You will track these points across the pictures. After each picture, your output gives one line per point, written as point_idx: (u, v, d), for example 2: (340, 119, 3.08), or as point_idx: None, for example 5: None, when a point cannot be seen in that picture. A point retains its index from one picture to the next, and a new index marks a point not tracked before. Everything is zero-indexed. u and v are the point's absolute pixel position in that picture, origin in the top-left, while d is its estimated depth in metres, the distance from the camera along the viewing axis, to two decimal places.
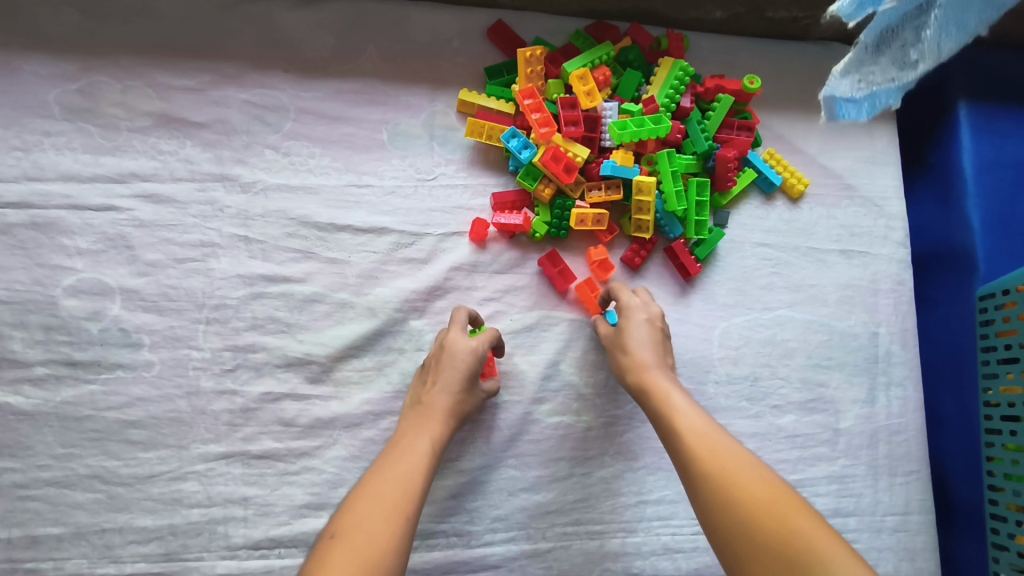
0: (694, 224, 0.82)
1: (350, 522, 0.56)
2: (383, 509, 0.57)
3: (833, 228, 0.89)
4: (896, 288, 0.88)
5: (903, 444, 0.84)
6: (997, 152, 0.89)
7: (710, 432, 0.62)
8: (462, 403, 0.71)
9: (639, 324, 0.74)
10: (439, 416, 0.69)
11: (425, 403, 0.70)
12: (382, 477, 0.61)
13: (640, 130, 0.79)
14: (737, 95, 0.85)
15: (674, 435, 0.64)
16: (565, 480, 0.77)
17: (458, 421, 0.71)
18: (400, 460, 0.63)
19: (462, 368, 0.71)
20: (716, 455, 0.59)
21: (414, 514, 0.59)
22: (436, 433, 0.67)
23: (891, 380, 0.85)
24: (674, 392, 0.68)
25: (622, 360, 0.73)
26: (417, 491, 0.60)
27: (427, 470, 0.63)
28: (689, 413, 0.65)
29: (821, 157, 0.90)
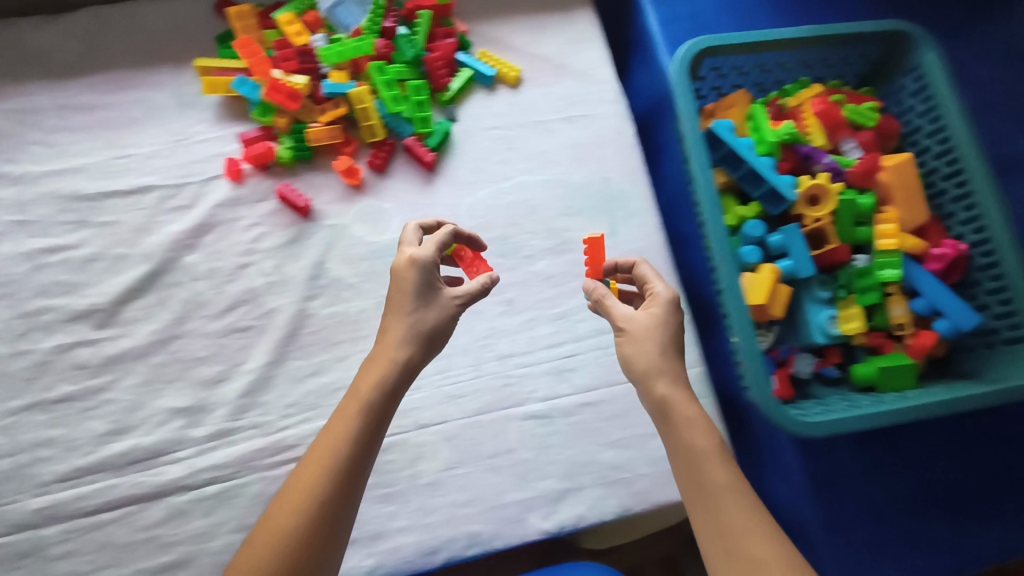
0: (419, 120, 0.93)
1: (280, 524, 0.58)
2: (297, 505, 0.59)
3: (553, 100, 1.00)
4: (619, 137, 0.99)
5: (648, 262, 0.94)
6: (675, 9, 1.02)
7: (732, 497, 0.59)
8: (418, 325, 0.68)
9: (662, 323, 0.68)
10: (392, 345, 0.66)
11: (385, 332, 0.68)
12: (312, 463, 0.61)
13: (343, 50, 0.91)
14: (435, 11, 0.98)
15: (705, 475, 0.60)
16: (345, 360, 0.86)
17: (422, 347, 0.68)
18: (337, 442, 0.62)
19: (408, 291, 0.68)
20: (742, 529, 0.57)
21: (341, 512, 0.60)
22: (386, 370, 0.66)
23: (627, 213, 0.96)
24: (704, 431, 0.62)
25: (645, 361, 0.65)
26: (349, 483, 0.61)
27: (365, 446, 0.62)
28: (718, 462, 0.60)
29: (529, 46, 1.02)
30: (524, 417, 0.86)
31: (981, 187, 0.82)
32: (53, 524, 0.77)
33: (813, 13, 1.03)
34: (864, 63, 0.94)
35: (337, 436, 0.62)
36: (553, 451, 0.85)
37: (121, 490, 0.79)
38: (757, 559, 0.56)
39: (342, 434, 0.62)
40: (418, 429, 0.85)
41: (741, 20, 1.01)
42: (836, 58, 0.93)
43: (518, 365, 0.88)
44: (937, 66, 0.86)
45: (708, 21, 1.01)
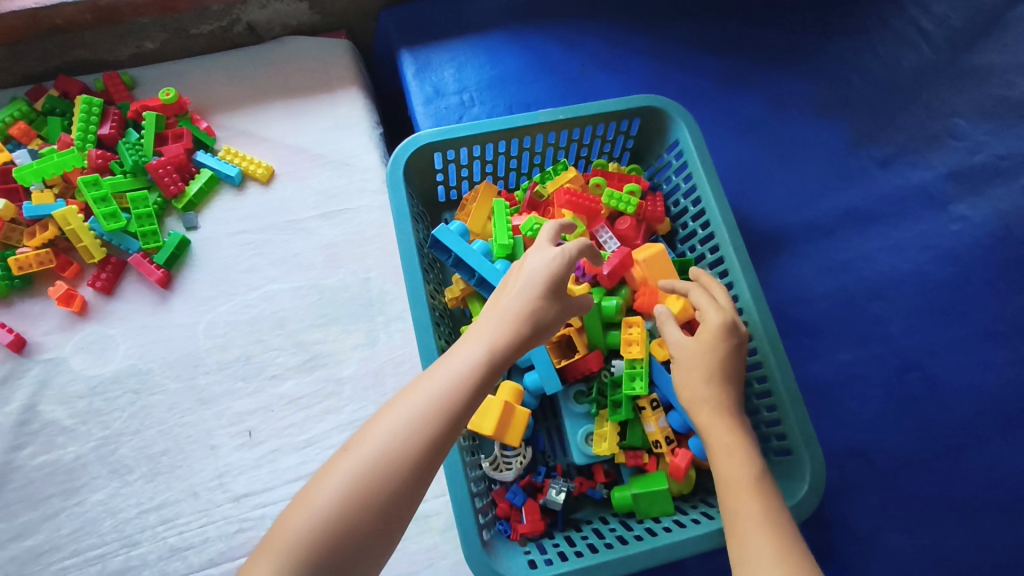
0: (145, 235, 0.86)
1: (315, 490, 0.44)
2: (353, 475, 0.44)
3: (309, 196, 0.92)
4: (381, 232, 0.91)
5: (410, 372, 0.84)
6: (438, 84, 0.95)
7: (768, 528, 0.52)
8: (544, 298, 0.56)
9: (711, 351, 0.64)
10: (508, 309, 0.55)
11: (498, 300, 0.56)
12: (380, 423, 0.47)
13: (44, 166, 0.84)
14: (167, 110, 0.91)
15: (729, 505, 0.56)
16: (54, 518, 0.77)
17: (542, 317, 0.55)
18: (406, 399, 0.48)
19: (545, 268, 0.57)
20: (764, 562, 0.50)
21: (395, 512, 0.44)
22: (503, 330, 0.53)
23: (389, 317, 0.87)
24: (745, 458, 0.58)
25: (696, 388, 0.63)
26: (422, 460, 0.45)
27: (454, 416, 0.48)
28: (758, 488, 0.56)
29: (285, 139, 0.95)
30: None
31: (738, 280, 0.73)
32: None
33: (590, 81, 0.96)
34: (627, 138, 0.86)
35: (435, 388, 0.48)
36: None
37: None
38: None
39: (433, 397, 0.48)
40: None
41: (509, 95, 0.95)
42: (594, 137, 0.84)
43: (256, 507, 0.78)
44: (692, 144, 0.78)
45: (474, 97, 0.95)
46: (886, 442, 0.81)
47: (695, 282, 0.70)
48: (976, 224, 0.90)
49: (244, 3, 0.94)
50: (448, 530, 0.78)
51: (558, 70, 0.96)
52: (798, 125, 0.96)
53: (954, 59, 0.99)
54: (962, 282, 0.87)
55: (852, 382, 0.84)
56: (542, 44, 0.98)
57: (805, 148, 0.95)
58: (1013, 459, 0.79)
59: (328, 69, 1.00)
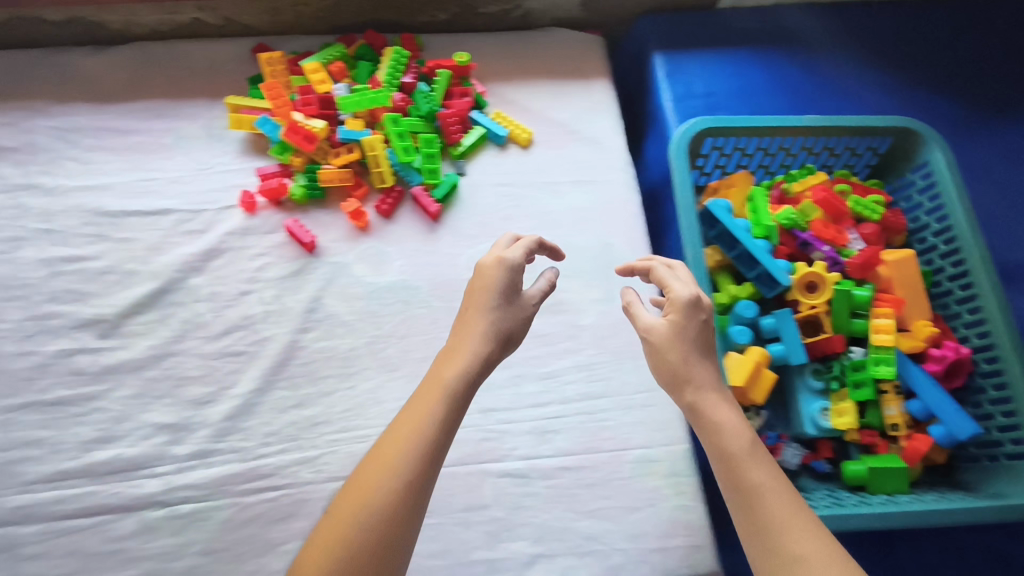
0: (428, 171, 0.97)
1: (353, 509, 0.59)
2: (367, 499, 0.59)
3: (564, 165, 1.04)
4: (624, 206, 1.02)
5: (641, 331, 0.94)
6: (690, 86, 1.07)
7: (779, 498, 0.59)
8: (498, 324, 0.71)
9: (684, 329, 0.67)
10: (473, 339, 0.69)
11: (465, 328, 0.70)
12: (390, 447, 0.62)
13: (361, 99, 0.96)
14: (456, 71, 1.03)
15: (733, 481, 0.61)
16: (331, 396, 0.88)
17: (497, 343, 0.70)
18: (399, 441, 0.62)
19: (501, 284, 0.72)
20: (784, 529, 0.57)
21: (411, 506, 0.60)
22: (462, 363, 0.67)
23: (626, 280, 0.98)
24: (738, 432, 0.63)
25: (670, 364, 0.66)
26: (419, 477, 0.61)
27: (440, 441, 0.63)
28: (757, 461, 0.61)
29: (545, 112, 1.07)
30: (500, 473, 0.86)
31: (987, 292, 0.80)
32: (30, 523, 0.79)
33: (823, 103, 1.06)
34: (874, 155, 0.95)
35: (422, 419, 0.63)
36: (526, 513, 0.84)
37: (98, 499, 0.80)
38: (802, 558, 0.56)
39: (427, 423, 0.63)
40: None
41: (755, 104, 1.06)
42: (845, 148, 0.94)
43: (500, 421, 0.89)
44: (944, 166, 0.86)
45: (719, 103, 1.06)
46: None
47: (658, 263, 0.76)
48: None
49: None
50: (669, 476, 0.87)
51: (797, 92, 1.07)
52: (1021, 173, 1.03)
53: None
54: None
55: None
56: (784, 68, 1.08)
57: None
58: None
59: (587, 59, 1.11)
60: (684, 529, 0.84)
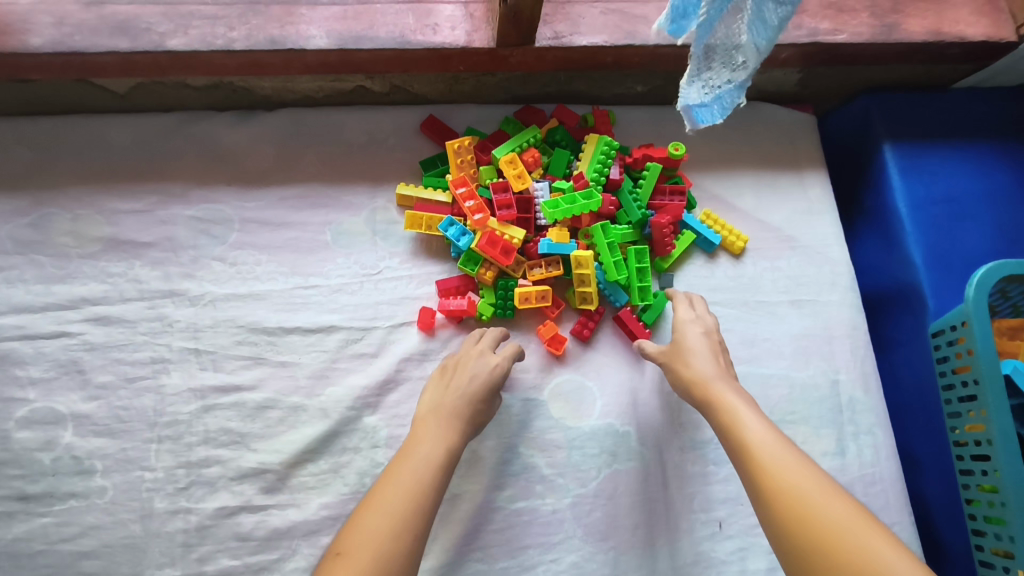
0: (638, 291, 0.83)
1: (357, 551, 0.56)
2: (368, 539, 0.57)
3: (779, 280, 0.89)
4: (852, 334, 0.87)
5: (881, 495, 0.81)
6: (929, 188, 0.91)
7: (767, 446, 0.61)
8: (480, 410, 0.71)
9: (690, 343, 0.74)
10: (456, 415, 0.69)
11: (442, 404, 0.70)
12: (386, 488, 0.61)
13: (572, 207, 0.81)
14: (665, 162, 0.87)
15: (737, 447, 0.63)
16: (534, 569, 0.75)
17: (475, 424, 0.71)
18: (399, 470, 0.63)
19: (482, 375, 0.73)
20: (768, 462, 0.60)
21: (414, 542, 0.58)
22: (453, 430, 0.68)
23: (859, 428, 0.84)
24: (738, 402, 0.67)
25: (682, 370, 0.72)
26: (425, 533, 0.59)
27: (439, 481, 0.63)
28: (753, 421, 0.64)
29: (757, 212, 0.92)
30: None
31: None
32: None
33: None
34: None
35: (416, 461, 0.64)
36: None
37: None
38: (786, 483, 0.58)
39: (421, 471, 0.63)
40: None
41: (1015, 216, 0.89)
42: None
43: None
44: None
45: (966, 210, 0.89)
46: None
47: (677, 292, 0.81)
48: None
49: None
50: None
51: None
52: None
53: None
54: None
55: None
56: None
57: None
58: None
59: (799, 145, 0.96)
60: None
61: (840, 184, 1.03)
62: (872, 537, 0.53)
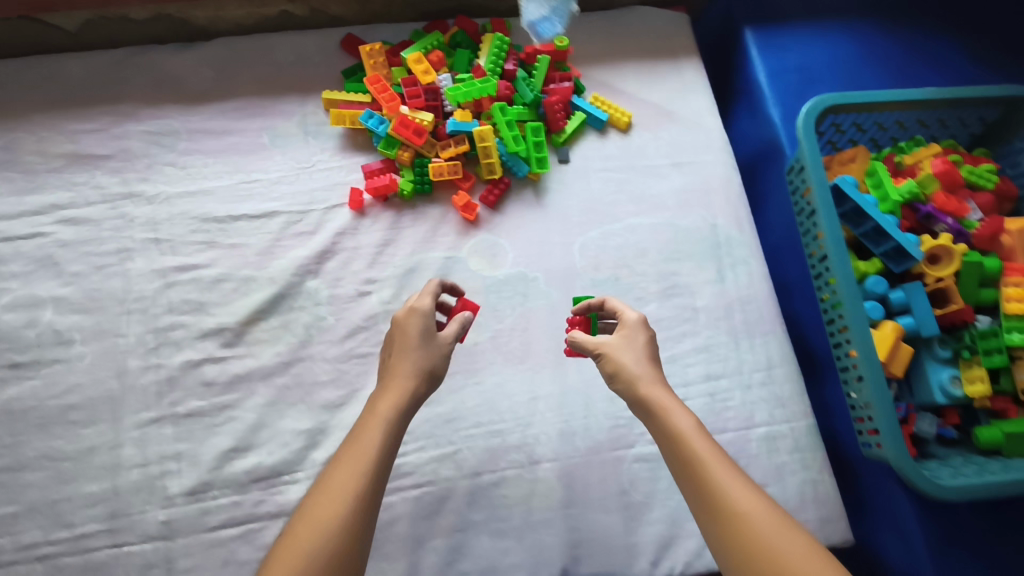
0: (536, 161, 0.96)
1: (303, 529, 0.54)
2: (321, 526, 0.54)
3: (662, 146, 1.02)
4: (726, 185, 1.01)
5: (755, 310, 0.95)
6: (783, 61, 1.05)
7: (722, 471, 0.58)
8: (425, 365, 0.67)
9: (634, 340, 0.70)
10: (402, 377, 0.65)
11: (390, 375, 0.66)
12: (335, 482, 0.57)
13: (470, 89, 0.94)
14: (553, 56, 1.01)
15: (683, 460, 0.60)
16: (461, 391, 0.88)
17: (426, 380, 0.66)
18: (344, 463, 0.58)
19: (418, 331, 0.69)
20: (728, 493, 0.57)
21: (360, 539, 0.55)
22: (400, 397, 0.64)
23: (735, 260, 0.97)
24: (684, 414, 0.63)
25: (623, 372, 0.68)
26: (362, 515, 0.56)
27: (383, 464, 0.59)
28: (703, 439, 0.61)
29: (639, 93, 1.04)
30: (635, 459, 0.87)
31: None
32: (181, 536, 0.79)
33: (917, 72, 1.05)
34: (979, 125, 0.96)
35: (364, 446, 0.59)
36: (662, 495, 0.85)
37: (243, 508, 0.80)
38: (745, 516, 0.56)
39: (367, 457, 0.59)
40: (532, 465, 0.85)
41: (855, 77, 1.04)
42: (956, 121, 0.95)
43: (628, 408, 0.89)
44: None
45: (815, 76, 1.05)
46: None
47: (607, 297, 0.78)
48: None
49: None
50: (794, 451, 0.88)
51: (893, 64, 1.05)
52: None
53: None
54: None
55: None
56: (878, 39, 1.07)
57: None
58: None
59: (675, 37, 1.10)
60: (813, 503, 0.86)
61: (716, 76, 1.17)
62: (816, 573, 0.52)
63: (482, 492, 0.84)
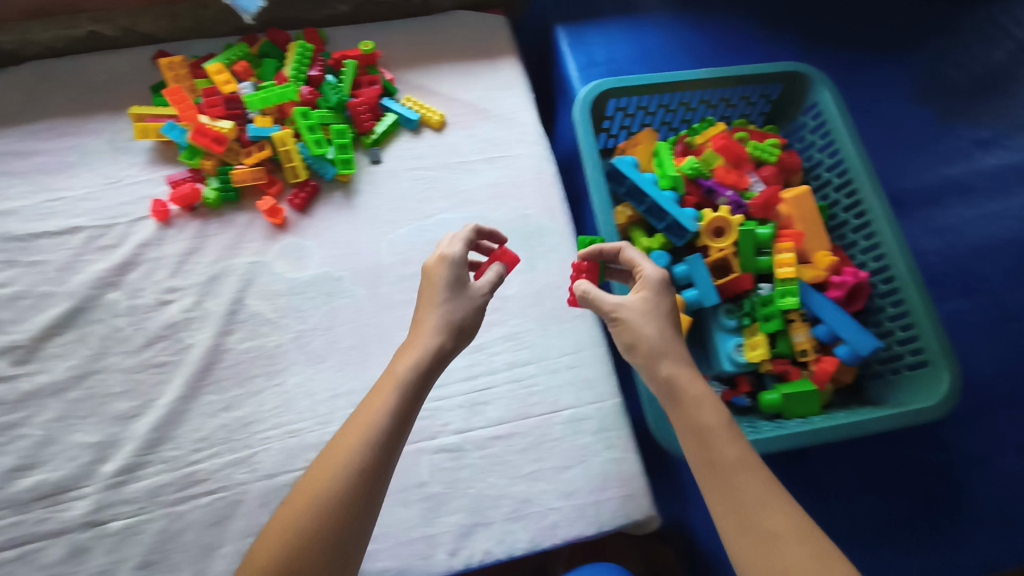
0: (341, 162, 0.97)
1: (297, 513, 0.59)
2: (311, 500, 0.59)
3: (474, 143, 1.04)
4: (538, 177, 1.03)
5: (565, 296, 0.96)
6: (593, 55, 1.08)
7: (754, 475, 0.60)
8: (449, 315, 0.69)
9: (652, 309, 0.68)
10: (426, 334, 0.68)
11: (406, 341, 0.68)
12: (319, 469, 0.61)
13: (268, 95, 0.95)
14: (361, 61, 1.03)
15: (714, 457, 0.61)
16: (260, 394, 0.88)
17: (453, 335, 0.69)
18: (343, 448, 0.62)
19: (437, 286, 0.71)
20: (755, 502, 0.59)
21: (346, 534, 0.59)
22: (416, 356, 0.67)
23: (546, 248, 0.98)
24: (714, 409, 0.64)
25: (641, 343, 0.66)
26: (361, 500, 0.60)
27: (387, 450, 0.63)
28: (732, 437, 0.62)
29: (452, 94, 1.07)
30: (436, 450, 0.86)
31: (878, 216, 0.84)
32: None
33: (719, 63, 1.10)
34: (767, 102, 0.98)
35: (371, 423, 0.63)
36: (463, 484, 0.85)
37: (23, 528, 0.78)
38: (772, 528, 0.57)
39: (365, 442, 0.62)
40: None
41: (654, 67, 1.08)
42: (741, 98, 0.97)
43: (432, 399, 0.89)
44: (833, 106, 0.90)
45: (623, 68, 1.07)
46: (993, 382, 0.92)
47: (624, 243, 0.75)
48: None
49: None
50: (598, 432, 0.89)
51: (696, 55, 1.10)
52: (904, 109, 1.09)
53: None
54: None
55: (961, 328, 0.95)
56: (683, 33, 1.11)
57: (915, 130, 1.08)
58: None
59: (492, 39, 1.12)
60: (615, 482, 0.87)
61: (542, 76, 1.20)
62: None
63: (277, 493, 0.83)
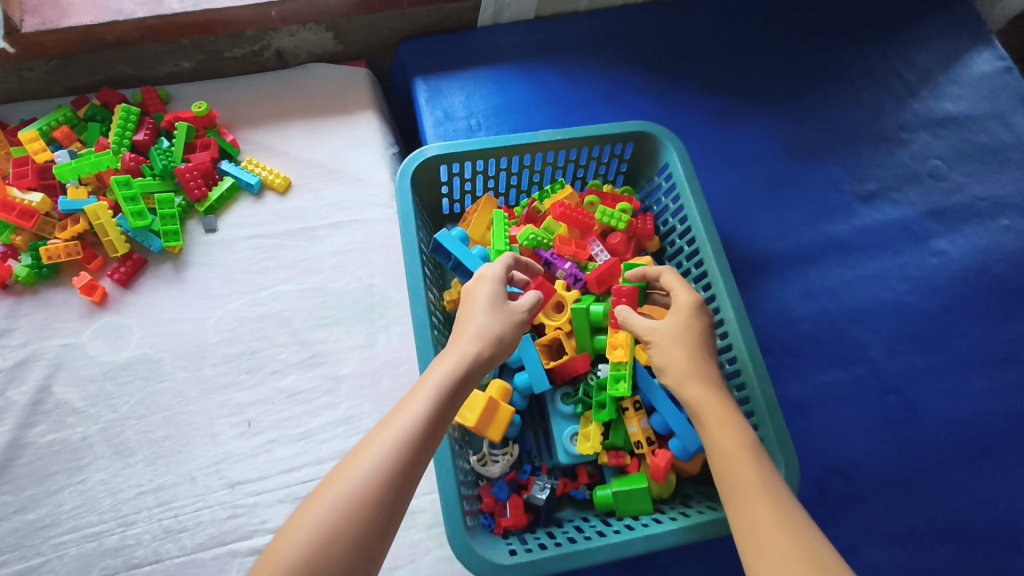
0: (165, 233, 0.91)
1: (323, 496, 0.52)
2: (330, 502, 0.51)
3: (321, 207, 0.98)
4: (386, 244, 0.96)
5: (405, 374, 0.88)
6: (450, 110, 1.02)
7: (766, 498, 0.54)
8: (491, 328, 0.65)
9: (685, 329, 0.67)
10: (465, 342, 0.63)
11: (450, 348, 0.64)
12: (342, 470, 0.53)
13: (81, 164, 0.91)
14: (197, 122, 0.97)
15: (728, 478, 0.57)
16: (58, 493, 0.80)
17: (493, 348, 0.64)
18: (365, 449, 0.55)
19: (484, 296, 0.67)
20: (768, 521, 0.53)
21: (363, 543, 0.50)
22: (456, 362, 0.61)
23: (389, 320, 0.92)
24: (735, 429, 0.60)
25: (670, 366, 0.65)
26: (372, 506, 0.51)
27: (414, 455, 0.55)
28: (751, 457, 0.58)
29: (301, 153, 1.01)
30: (248, 552, 0.78)
31: (719, 290, 0.77)
32: None
33: (585, 116, 1.03)
34: (621, 162, 0.92)
35: (402, 422, 0.56)
36: None
37: None
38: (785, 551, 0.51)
39: (406, 437, 0.55)
40: (127, 571, 0.77)
41: (513, 122, 1.01)
42: (590, 158, 0.90)
43: (250, 494, 0.81)
44: (680, 168, 0.84)
45: (481, 123, 1.01)
46: (864, 461, 0.85)
47: (664, 268, 0.73)
48: (955, 258, 0.98)
49: (275, 31, 1.02)
50: (432, 527, 0.82)
51: (562, 106, 1.04)
52: (780, 163, 1.04)
53: (927, 110, 1.09)
54: (939, 312, 0.94)
55: (829, 401, 0.89)
56: (548, 84, 1.05)
57: (792, 185, 1.02)
58: (991, 486, 0.84)
59: (350, 92, 1.06)
60: None
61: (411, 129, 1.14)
62: None
63: None
